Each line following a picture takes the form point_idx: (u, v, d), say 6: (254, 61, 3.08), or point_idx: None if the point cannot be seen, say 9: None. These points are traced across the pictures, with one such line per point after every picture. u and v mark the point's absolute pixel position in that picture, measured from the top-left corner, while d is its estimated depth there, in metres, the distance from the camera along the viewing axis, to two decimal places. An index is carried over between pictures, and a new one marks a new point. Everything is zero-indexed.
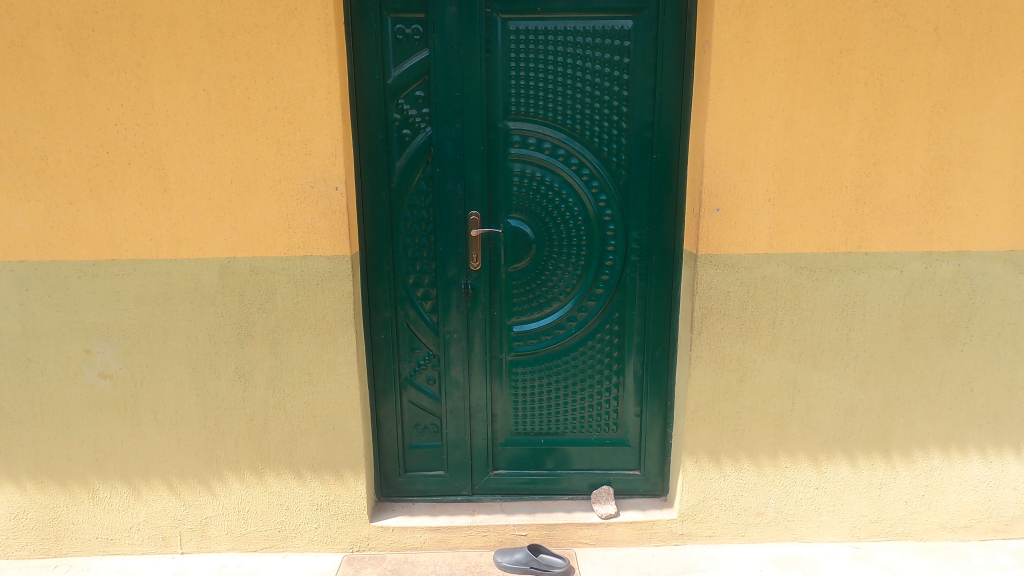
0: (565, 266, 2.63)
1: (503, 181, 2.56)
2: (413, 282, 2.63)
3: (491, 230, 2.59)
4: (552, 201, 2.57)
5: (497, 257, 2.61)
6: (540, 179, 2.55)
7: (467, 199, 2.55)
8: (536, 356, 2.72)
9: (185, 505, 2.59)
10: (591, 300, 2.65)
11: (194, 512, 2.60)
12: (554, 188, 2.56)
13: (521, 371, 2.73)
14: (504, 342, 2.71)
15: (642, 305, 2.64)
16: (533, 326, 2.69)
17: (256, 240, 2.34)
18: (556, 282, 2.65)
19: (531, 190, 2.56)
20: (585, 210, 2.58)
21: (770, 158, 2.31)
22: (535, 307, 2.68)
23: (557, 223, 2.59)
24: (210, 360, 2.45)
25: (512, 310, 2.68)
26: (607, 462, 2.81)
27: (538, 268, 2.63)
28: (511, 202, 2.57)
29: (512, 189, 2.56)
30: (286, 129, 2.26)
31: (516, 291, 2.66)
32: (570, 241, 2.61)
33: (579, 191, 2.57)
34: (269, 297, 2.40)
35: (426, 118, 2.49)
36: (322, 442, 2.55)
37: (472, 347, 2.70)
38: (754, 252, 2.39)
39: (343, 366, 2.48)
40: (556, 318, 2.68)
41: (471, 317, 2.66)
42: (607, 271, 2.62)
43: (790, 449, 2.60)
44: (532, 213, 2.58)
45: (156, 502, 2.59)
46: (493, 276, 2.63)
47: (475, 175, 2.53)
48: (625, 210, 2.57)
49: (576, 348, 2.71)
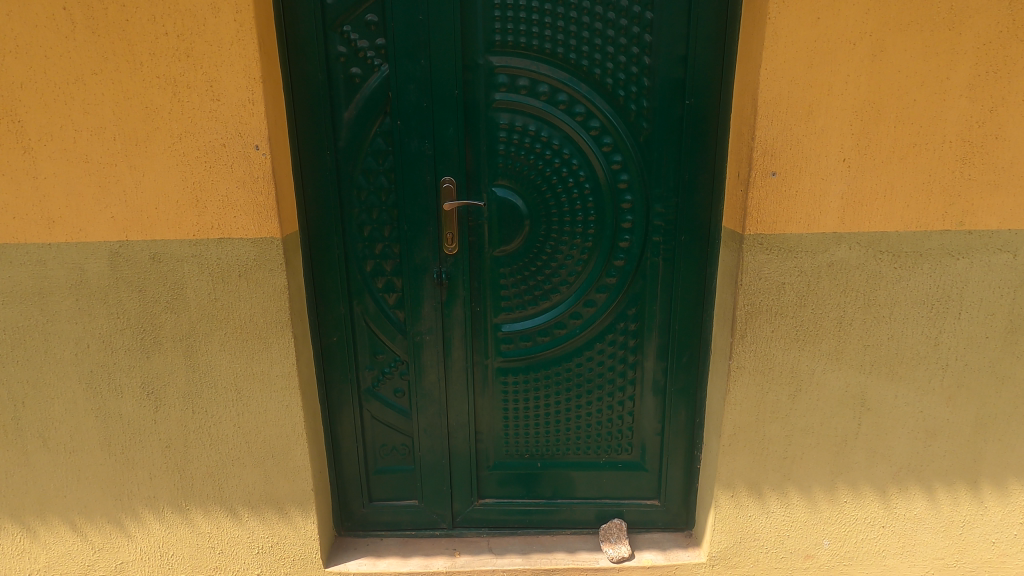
0: (568, 250, 2.04)
1: (485, 138, 1.94)
2: (371, 270, 2.05)
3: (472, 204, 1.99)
4: (550, 165, 1.96)
5: (480, 238, 2.02)
6: (535, 134, 1.94)
7: (440, 162, 1.94)
8: (531, 363, 2.16)
9: (94, 549, 2.09)
10: (600, 292, 2.07)
11: (106, 557, 2.09)
12: (551, 147, 1.95)
13: (511, 380, 2.18)
14: (490, 346, 2.15)
15: (666, 300, 2.06)
16: (526, 327, 2.12)
17: (154, 218, 1.76)
18: (555, 270, 2.06)
19: (523, 150, 1.95)
20: (594, 177, 1.97)
21: (848, 102, 1.69)
22: (530, 302, 2.10)
23: (557, 195, 1.99)
24: (109, 373, 1.91)
25: (500, 305, 2.10)
26: (619, 489, 2.29)
27: (533, 253, 2.04)
28: (496, 165, 1.96)
29: (496, 149, 1.95)
30: (182, 65, 1.65)
31: (505, 283, 2.07)
32: (574, 218, 2.01)
33: (585, 152, 1.95)
34: (177, 292, 1.83)
35: (381, 52, 1.86)
36: (259, 474, 2.02)
37: (448, 353, 2.13)
38: (819, 232, 1.79)
39: (279, 380, 1.92)
40: (556, 315, 2.11)
41: (447, 316, 2.09)
42: (622, 255, 2.03)
43: (852, 480, 2.05)
44: (524, 181, 1.98)
45: (59, 545, 2.08)
46: (475, 263, 2.05)
47: (448, 130, 1.91)
48: (646, 176, 1.96)
49: (582, 353, 2.15)
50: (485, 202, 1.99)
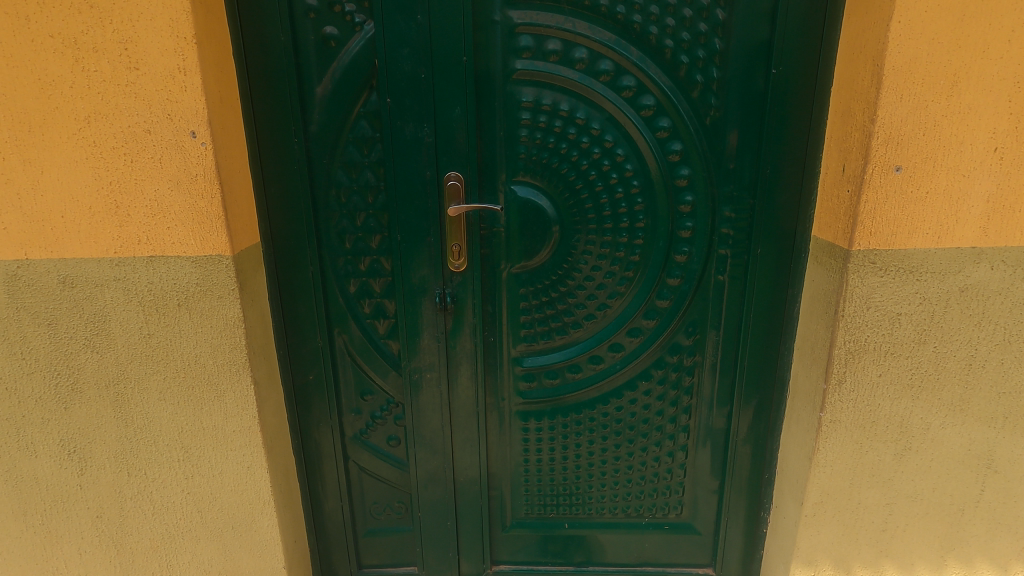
0: (608, 266, 1.59)
1: (502, 121, 1.48)
2: (357, 291, 1.61)
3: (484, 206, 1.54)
4: (587, 156, 1.50)
5: (495, 250, 1.57)
6: (568, 115, 1.47)
7: (443, 152, 1.48)
8: (558, 405, 1.73)
9: None
10: (648, 319, 1.63)
11: None
12: (589, 132, 1.49)
13: (533, 426, 1.75)
14: (508, 385, 1.71)
15: (731, 328, 1.62)
16: (553, 361, 1.68)
17: (61, 230, 1.31)
18: (592, 291, 1.61)
19: (553, 136, 1.49)
20: (644, 171, 1.51)
21: (1007, 68, 1.21)
22: (558, 330, 1.66)
23: (595, 195, 1.53)
24: (18, 428, 1.47)
25: (520, 335, 1.66)
26: (664, 555, 1.86)
27: (564, 270, 1.59)
28: (516, 156, 1.50)
29: (517, 135, 1.49)
30: (88, 21, 1.19)
31: (527, 307, 1.63)
32: (617, 225, 1.55)
33: (633, 139, 1.49)
34: (98, 327, 1.39)
35: (364, 5, 1.39)
36: (216, 549, 1.60)
37: (455, 394, 1.70)
38: (952, 248, 1.33)
39: (237, 435, 1.49)
40: (591, 348, 1.66)
41: (453, 348, 1.65)
42: (678, 272, 1.58)
43: (967, 558, 1.61)
44: (553, 177, 1.52)
45: None
46: (488, 282, 1.60)
47: (454, 110, 1.45)
48: (712, 171, 1.50)
49: (623, 394, 1.71)
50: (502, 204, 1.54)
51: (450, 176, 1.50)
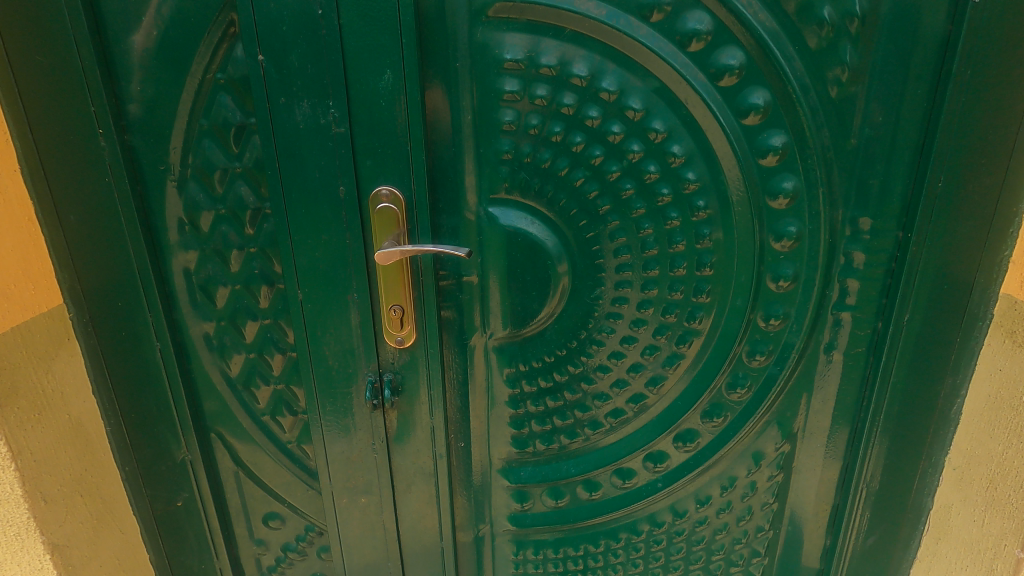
0: (649, 340, 0.97)
1: (470, 97, 0.84)
2: (244, 374, 1.00)
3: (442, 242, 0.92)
4: (619, 158, 0.87)
5: (462, 312, 0.96)
6: (586, 86, 0.83)
7: (367, 153, 0.85)
8: (565, 536, 1.14)
9: None
10: (710, 418, 1.03)
11: None
12: (622, 116, 0.85)
13: (526, 565, 1.16)
14: (488, 506, 1.11)
15: (840, 429, 1.02)
16: (557, 476, 1.08)
17: None
18: (621, 376, 1.00)
19: (559, 122, 0.85)
20: (716, 184, 0.88)
21: None
22: (567, 432, 1.05)
23: (630, 225, 0.90)
24: None
25: (506, 437, 1.06)
26: None
27: (576, 343, 0.98)
28: (495, 159, 0.87)
29: (497, 120, 0.85)
30: None
31: (516, 397, 1.03)
32: (666, 274, 0.93)
33: (700, 128, 0.85)
34: None
35: None
36: None
37: (406, 524, 1.11)
38: None
39: None
40: (618, 459, 1.06)
41: (401, 458, 1.05)
42: (765, 348, 0.97)
43: None
44: (558, 194, 0.89)
45: None
46: (453, 360, 1.00)
47: (382, 78, 0.82)
48: (836, 183, 0.86)
49: (665, 522, 1.11)
50: (472, 239, 0.91)
51: (381, 195, 0.87)
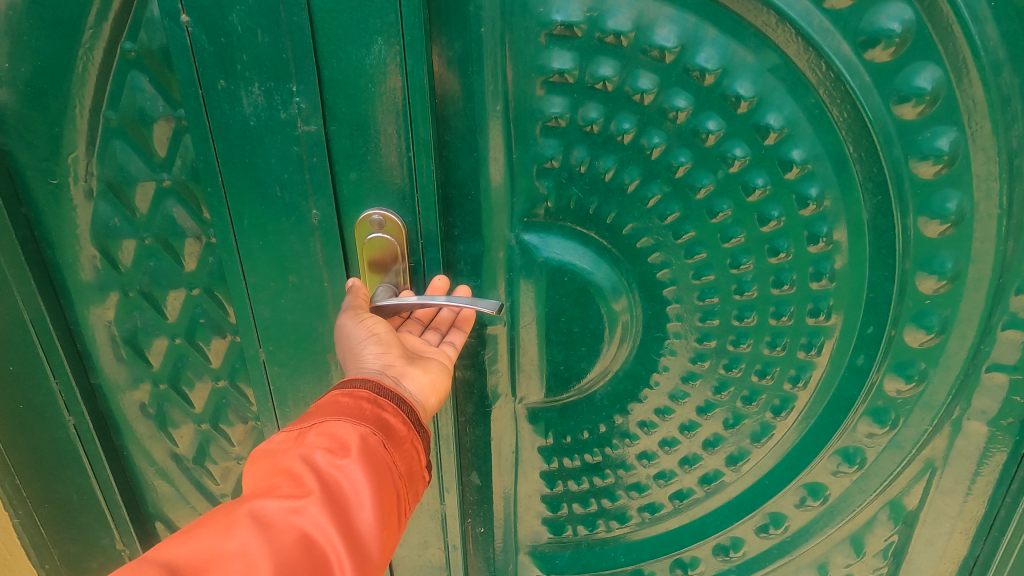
0: (734, 408, 0.84)
1: (505, 84, 0.68)
2: (202, 442, 0.80)
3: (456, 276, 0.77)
4: (712, 167, 0.71)
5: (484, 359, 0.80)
6: (671, 63, 0.67)
7: (351, 163, 0.64)
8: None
9: None
10: (805, 500, 0.89)
11: None
12: (725, 108, 0.68)
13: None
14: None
15: (974, 500, 0.85)
16: (604, 564, 0.98)
17: None
18: (693, 445, 0.87)
19: (631, 116, 0.70)
20: (847, 206, 0.71)
21: None
22: (616, 513, 0.94)
23: (721, 259, 0.75)
24: None
25: (541, 516, 0.95)
26: None
27: (638, 408, 0.85)
28: (539, 168, 0.73)
29: (541, 113, 0.70)
30: None
31: (551, 474, 0.91)
32: (765, 326, 0.78)
33: (832, 124, 0.68)
34: None
35: None
36: None
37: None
38: None
39: None
40: (682, 547, 0.95)
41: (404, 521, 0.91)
42: (887, 420, 0.81)
43: None
44: (622, 216, 0.75)
45: None
46: (469, 408, 0.85)
47: (369, 52, 0.59)
48: (978, 204, 0.68)
49: None
50: (499, 276, 0.77)
51: (372, 222, 0.66)
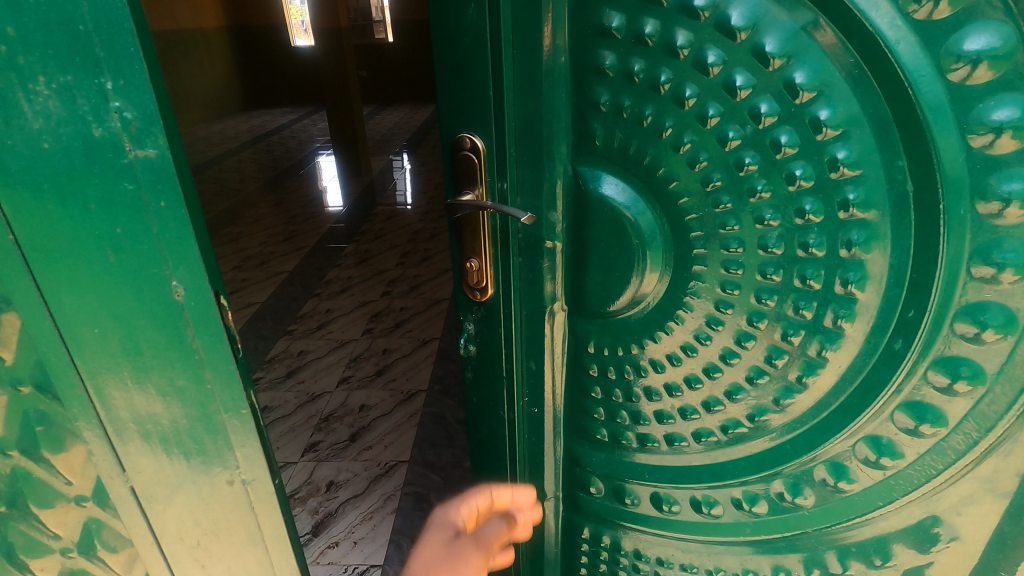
0: (730, 344, 0.93)
1: (566, 36, 0.84)
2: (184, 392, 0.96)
3: (519, 196, 0.94)
4: (742, 121, 0.78)
5: (537, 252, 0.98)
6: (705, 21, 0.75)
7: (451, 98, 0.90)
8: (631, 479, 1.14)
9: None
10: (881, 453, 0.89)
11: None
12: (754, 64, 0.75)
13: (593, 493, 1.20)
14: (562, 482, 1.23)
15: (995, 499, 0.85)
16: (631, 475, 1.14)
17: None
18: (710, 371, 0.96)
19: (668, 70, 0.80)
20: (882, 179, 0.74)
21: None
22: (649, 400, 1.05)
23: (747, 212, 0.83)
24: None
25: (579, 384, 1.10)
26: None
27: (666, 338, 0.97)
28: (591, 111, 0.88)
29: (595, 63, 0.84)
30: None
31: (594, 351, 1.05)
32: (791, 284, 0.84)
33: (873, 86, 0.70)
34: None
35: None
36: None
37: (481, 434, 1.19)
38: None
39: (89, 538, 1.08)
40: (711, 445, 1.03)
41: (478, 384, 1.14)
42: (958, 373, 0.79)
43: None
44: (655, 159, 0.85)
45: None
46: (530, 288, 1.01)
47: (465, 13, 0.83)
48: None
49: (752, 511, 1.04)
50: (551, 192, 0.93)
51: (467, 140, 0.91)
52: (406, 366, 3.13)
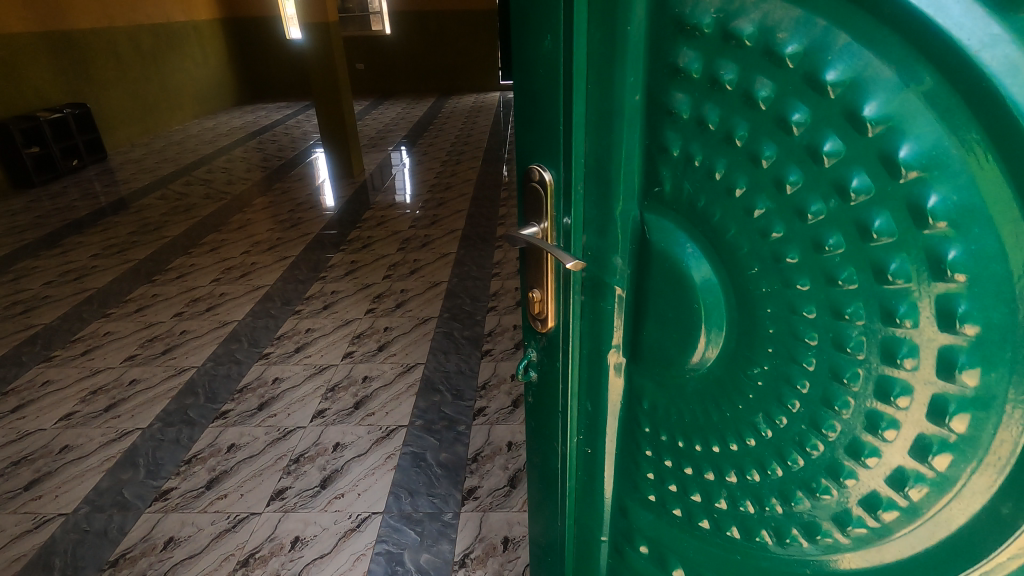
0: (792, 442, 0.74)
1: (643, 74, 0.74)
2: None
3: (587, 234, 0.86)
4: (825, 193, 0.61)
5: (600, 294, 0.89)
6: (789, 71, 0.59)
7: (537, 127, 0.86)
8: (676, 552, 0.98)
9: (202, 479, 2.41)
10: None
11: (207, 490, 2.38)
12: (844, 127, 0.57)
13: (636, 556, 1.06)
14: (612, 528, 1.10)
15: None
16: (675, 550, 0.98)
17: None
18: (765, 470, 0.79)
19: (746, 122, 0.65)
20: (1002, 292, 0.51)
21: None
22: (702, 479, 0.89)
23: (826, 299, 0.65)
24: None
25: (633, 442, 0.98)
26: None
27: (723, 419, 0.81)
28: (661, 157, 0.76)
29: (667, 106, 0.73)
30: None
31: (649, 411, 0.92)
32: (872, 395, 0.63)
33: (997, 170, 0.49)
34: None
35: None
36: None
37: (542, 457, 1.14)
38: None
39: None
40: (761, 554, 0.83)
41: (539, 410, 1.10)
42: None
43: None
44: (725, 220, 0.71)
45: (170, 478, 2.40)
46: (592, 326, 0.92)
47: (547, 48, 0.80)
48: None
49: None
50: (621, 238, 0.83)
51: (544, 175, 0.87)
52: (386, 397, 2.92)
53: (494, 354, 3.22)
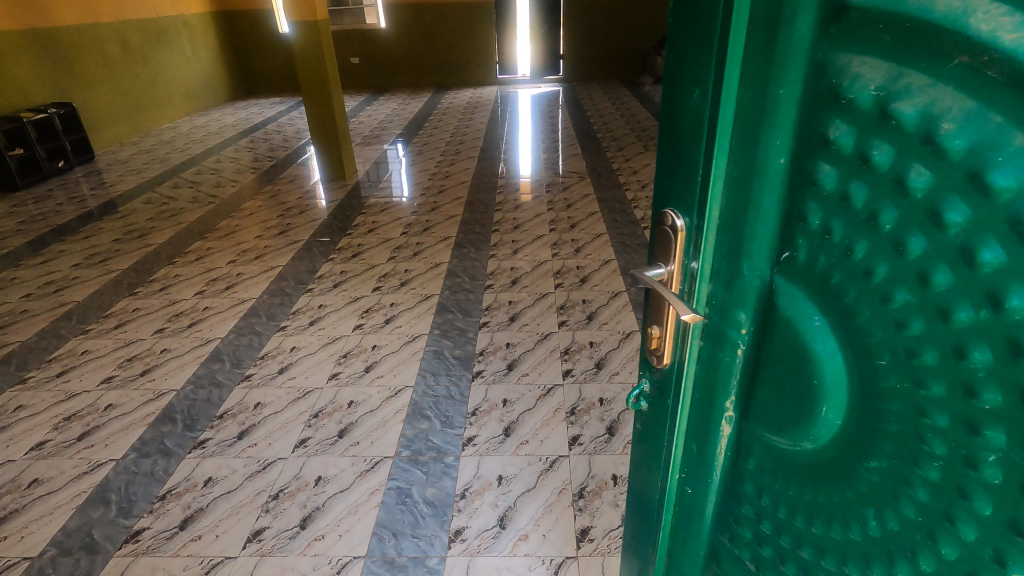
0: (913, 562, 0.64)
1: (790, 129, 0.64)
2: None
3: (713, 290, 0.77)
4: (982, 303, 0.51)
5: (720, 358, 0.79)
6: (962, 154, 0.49)
7: (670, 166, 0.78)
8: None
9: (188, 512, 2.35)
10: None
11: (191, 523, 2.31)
12: (1009, 237, 0.48)
13: None
14: None
15: None
16: None
17: None
18: (878, 569, 0.69)
19: (902, 204, 0.56)
20: None
21: None
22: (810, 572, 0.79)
23: (969, 420, 0.54)
24: None
25: (736, 513, 0.89)
26: None
27: (840, 516, 0.71)
28: (800, 221, 0.67)
29: (816, 165, 0.63)
30: None
31: (760, 486, 0.83)
32: (1000, 526, 0.54)
33: None
34: None
35: None
36: None
37: (639, 501, 1.07)
38: None
39: None
40: None
41: (643, 446, 1.01)
42: None
43: None
44: (861, 305, 0.62)
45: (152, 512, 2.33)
46: (705, 388, 0.83)
47: (691, 89, 0.72)
48: None
49: None
50: (747, 302, 0.73)
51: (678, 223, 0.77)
52: (372, 425, 2.79)
53: (485, 377, 3.08)
